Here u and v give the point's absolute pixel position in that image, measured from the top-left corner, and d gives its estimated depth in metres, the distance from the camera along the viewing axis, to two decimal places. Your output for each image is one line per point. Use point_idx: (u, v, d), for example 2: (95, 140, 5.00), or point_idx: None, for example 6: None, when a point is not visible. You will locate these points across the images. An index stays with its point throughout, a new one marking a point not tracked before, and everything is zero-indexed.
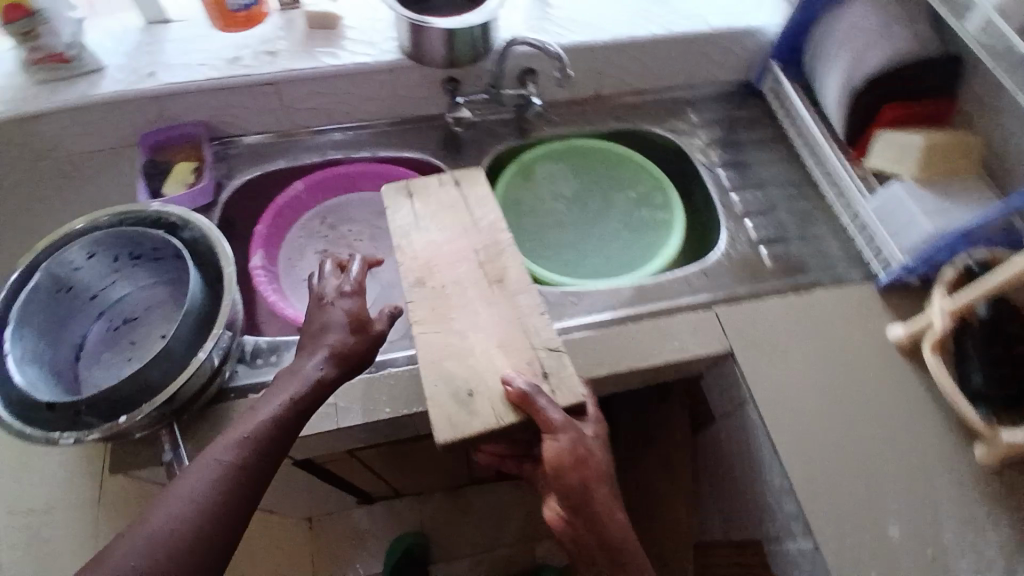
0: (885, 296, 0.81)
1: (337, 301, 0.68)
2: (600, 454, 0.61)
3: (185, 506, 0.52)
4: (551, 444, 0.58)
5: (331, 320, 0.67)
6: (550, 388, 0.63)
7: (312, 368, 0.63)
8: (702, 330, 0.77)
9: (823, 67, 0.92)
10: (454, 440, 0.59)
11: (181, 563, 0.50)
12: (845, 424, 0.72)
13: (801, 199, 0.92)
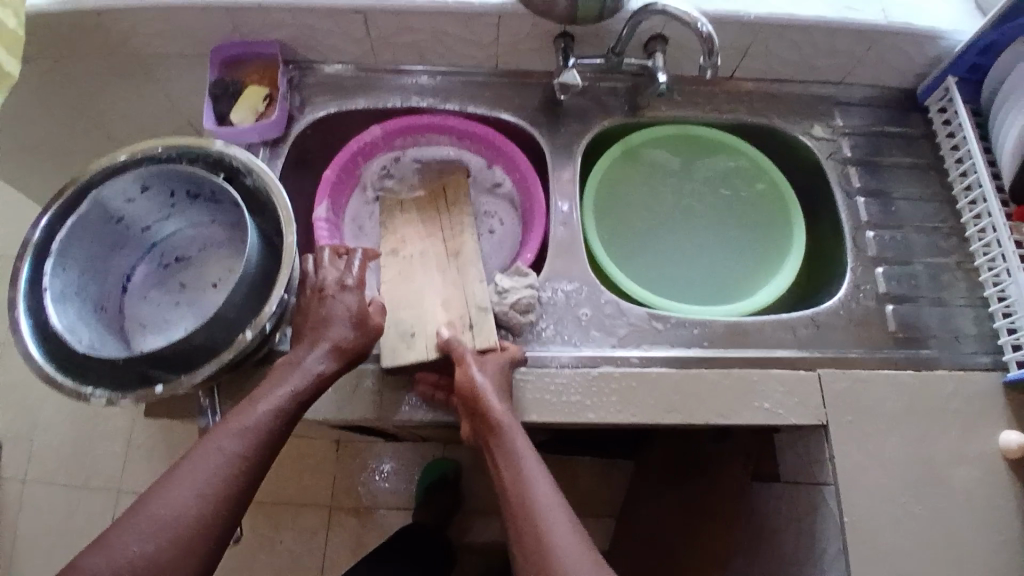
0: (1011, 393, 0.71)
1: (338, 295, 0.65)
2: (505, 383, 0.65)
3: (189, 500, 0.53)
4: (458, 369, 0.64)
5: (331, 314, 0.64)
6: (470, 337, 0.68)
7: (313, 363, 0.61)
8: (799, 393, 0.68)
9: (1006, 103, 0.76)
10: (393, 366, 0.67)
11: (186, 548, 0.52)
12: (928, 536, 0.65)
13: (942, 253, 0.79)
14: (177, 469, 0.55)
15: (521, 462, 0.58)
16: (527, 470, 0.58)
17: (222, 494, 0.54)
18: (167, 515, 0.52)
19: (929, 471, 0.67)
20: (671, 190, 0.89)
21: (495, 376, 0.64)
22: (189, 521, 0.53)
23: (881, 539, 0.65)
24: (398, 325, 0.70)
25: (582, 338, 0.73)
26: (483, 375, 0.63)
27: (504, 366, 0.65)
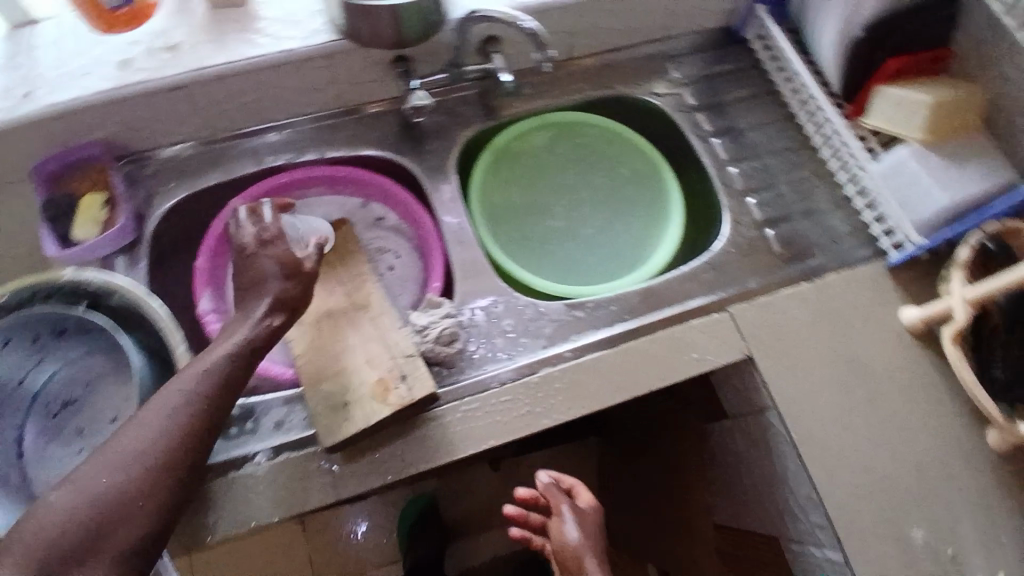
0: (894, 274, 0.79)
1: (265, 250, 0.67)
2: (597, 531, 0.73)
3: (151, 441, 0.56)
4: (555, 521, 0.71)
5: (262, 269, 0.66)
6: (404, 387, 0.66)
7: (259, 315, 0.64)
8: (720, 336, 0.73)
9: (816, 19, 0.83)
10: (336, 443, 0.64)
11: (154, 477, 0.56)
12: (862, 424, 0.72)
13: (799, 167, 0.87)
14: (141, 411, 0.58)
15: None
16: None
17: (183, 438, 0.57)
18: (134, 451, 0.56)
19: (849, 365, 0.74)
20: (557, 184, 0.91)
21: (585, 529, 0.72)
22: (151, 461, 0.56)
23: (830, 438, 0.71)
24: (324, 399, 0.66)
25: (514, 347, 0.73)
26: (576, 530, 0.71)
27: (592, 520, 0.73)
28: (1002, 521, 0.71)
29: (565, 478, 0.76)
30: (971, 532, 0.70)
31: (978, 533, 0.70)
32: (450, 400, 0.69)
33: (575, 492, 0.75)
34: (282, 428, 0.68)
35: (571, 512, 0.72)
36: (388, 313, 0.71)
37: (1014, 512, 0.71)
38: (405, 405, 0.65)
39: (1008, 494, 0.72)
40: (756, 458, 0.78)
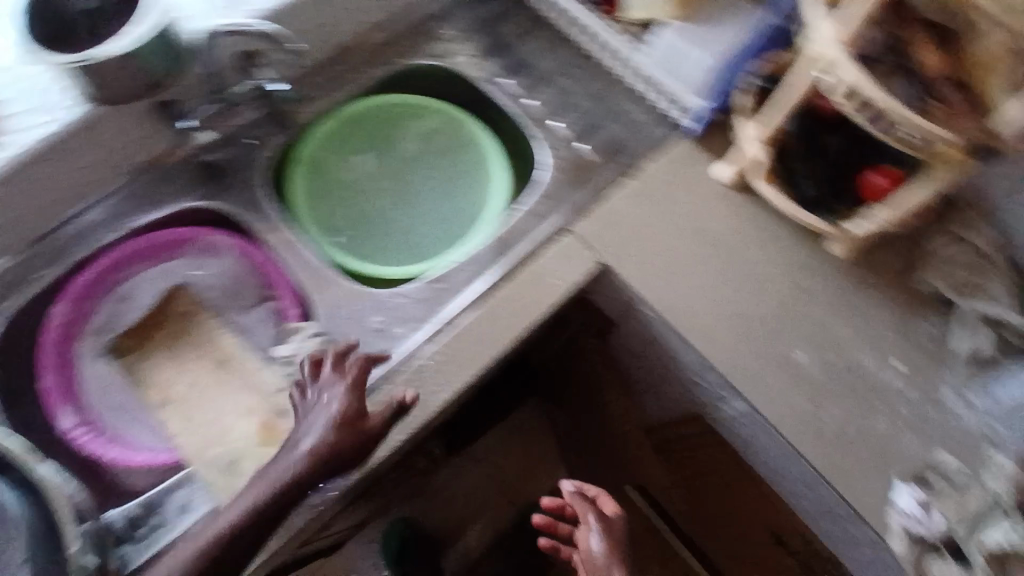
0: (701, 141, 0.86)
1: (324, 403, 0.64)
2: (620, 536, 0.77)
3: (230, 520, 0.60)
4: (581, 530, 0.77)
5: (317, 420, 0.64)
6: None
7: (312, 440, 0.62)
8: (572, 255, 0.77)
9: None
10: (241, 498, 0.64)
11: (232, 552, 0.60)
12: (723, 281, 0.78)
13: (589, 77, 0.93)
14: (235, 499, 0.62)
15: None
16: None
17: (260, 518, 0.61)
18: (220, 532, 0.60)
19: (692, 236, 0.80)
20: (388, 178, 0.92)
21: (611, 540, 0.77)
22: (230, 536, 0.60)
23: (698, 305, 0.77)
24: None
25: (390, 342, 0.74)
26: (602, 542, 0.76)
27: (617, 529, 0.77)
28: (865, 317, 0.79)
29: (589, 486, 0.80)
30: (851, 338, 0.78)
31: (851, 334, 0.78)
32: None
33: (601, 502, 0.79)
34: (192, 504, 0.66)
35: (597, 522, 0.77)
36: None
37: (871, 305, 0.80)
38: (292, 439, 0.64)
39: (861, 291, 0.80)
40: (644, 346, 0.84)
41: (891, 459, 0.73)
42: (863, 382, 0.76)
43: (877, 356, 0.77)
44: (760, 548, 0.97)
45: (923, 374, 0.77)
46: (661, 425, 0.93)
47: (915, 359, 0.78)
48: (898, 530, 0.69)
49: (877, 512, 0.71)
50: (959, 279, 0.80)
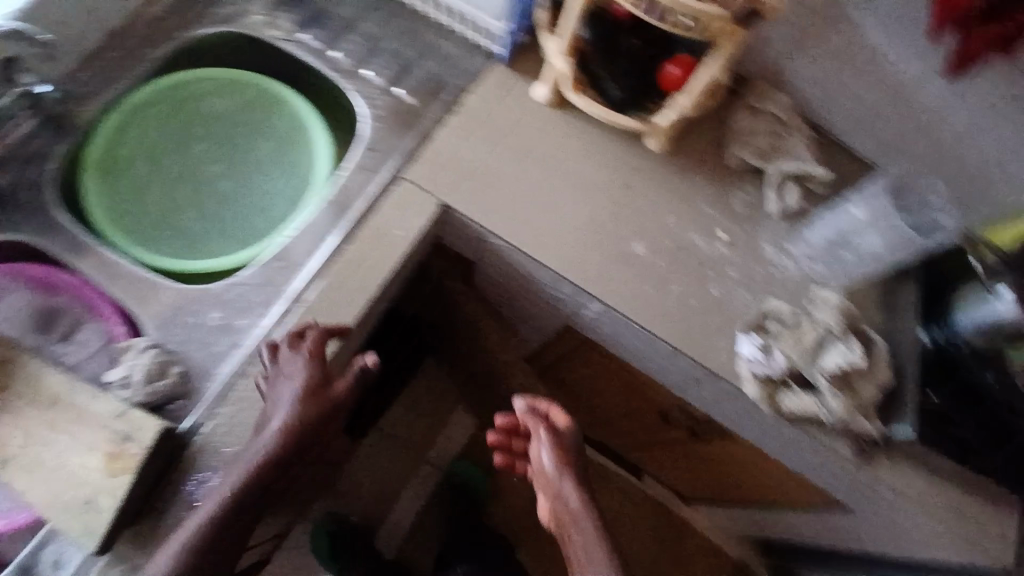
0: (514, 66, 0.89)
1: (286, 378, 0.65)
2: (571, 450, 0.77)
3: (212, 509, 0.61)
4: (533, 444, 0.77)
5: (280, 396, 0.65)
6: (132, 447, 0.62)
7: (282, 414, 0.64)
8: (409, 203, 0.77)
9: None
10: (104, 539, 0.61)
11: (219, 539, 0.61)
12: (558, 195, 0.83)
13: (392, 20, 0.92)
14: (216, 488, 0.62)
15: (585, 539, 0.71)
16: (585, 537, 0.71)
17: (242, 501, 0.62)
18: (204, 520, 0.60)
19: (522, 160, 0.83)
20: (204, 170, 0.88)
21: (562, 450, 0.77)
22: (211, 526, 0.60)
23: (537, 224, 0.81)
24: (69, 505, 0.62)
25: (236, 336, 0.71)
26: (553, 454, 0.76)
27: (569, 442, 0.77)
28: (685, 198, 0.88)
29: (541, 402, 0.80)
30: (678, 221, 0.86)
31: (676, 214, 0.87)
32: (205, 423, 0.67)
33: (553, 418, 0.79)
34: (64, 560, 0.63)
35: (549, 436, 0.77)
36: (80, 392, 0.66)
37: (688, 185, 0.89)
38: (145, 457, 0.62)
39: (677, 176, 0.89)
40: (506, 276, 0.85)
41: (732, 316, 0.82)
42: (695, 258, 0.85)
43: (702, 233, 0.86)
44: (647, 429, 1.09)
45: (741, 240, 0.88)
46: (545, 346, 1.00)
47: (733, 228, 0.88)
48: (749, 375, 0.78)
49: (729, 365, 0.79)
50: (762, 145, 0.92)
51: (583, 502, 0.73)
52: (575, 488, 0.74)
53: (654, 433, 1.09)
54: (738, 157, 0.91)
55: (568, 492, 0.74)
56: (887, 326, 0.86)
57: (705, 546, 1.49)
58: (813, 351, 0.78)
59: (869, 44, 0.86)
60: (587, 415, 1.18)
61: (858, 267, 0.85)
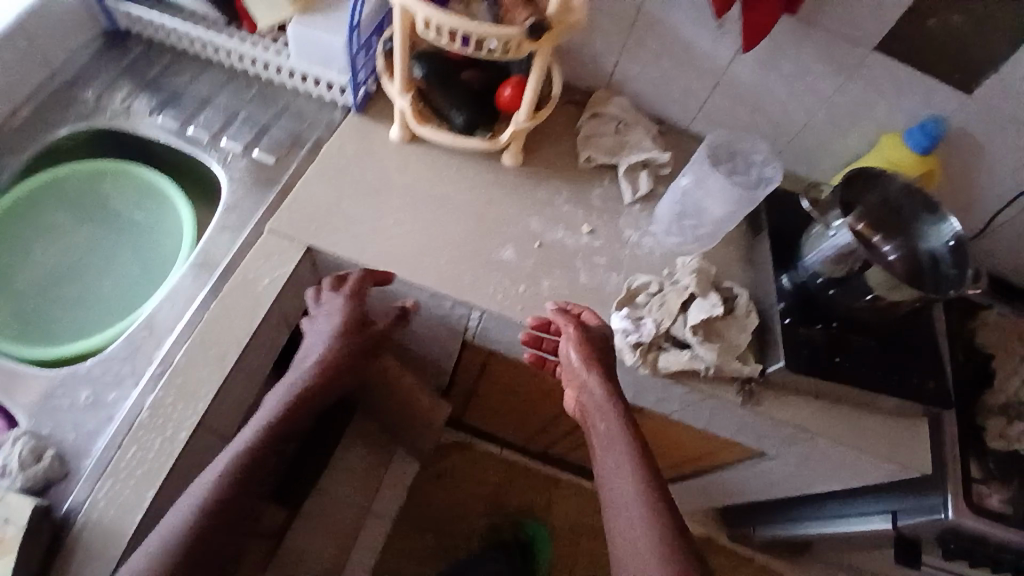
0: (367, 113, 0.96)
1: (328, 310, 0.81)
2: (597, 349, 0.79)
3: (257, 429, 0.75)
4: (561, 341, 0.80)
5: (323, 327, 0.81)
6: (11, 527, 0.66)
7: (318, 343, 0.81)
8: (271, 253, 0.83)
9: None
10: None
11: (260, 455, 0.73)
12: (423, 219, 0.90)
13: (245, 90, 0.99)
14: (264, 411, 0.77)
15: (607, 426, 0.77)
16: (609, 423, 0.77)
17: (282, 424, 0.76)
18: (251, 436, 0.74)
19: (383, 195, 0.91)
20: (68, 257, 0.90)
21: (587, 349, 0.79)
22: (256, 445, 0.73)
23: (398, 249, 0.87)
24: None
25: (108, 410, 0.77)
26: (578, 351, 0.79)
27: (594, 340, 0.79)
28: (544, 201, 0.96)
29: (572, 305, 0.83)
30: (541, 223, 0.93)
31: (537, 216, 0.94)
32: (86, 497, 0.71)
33: (583, 318, 0.82)
34: None
35: (577, 335, 0.79)
36: None
37: (545, 190, 0.97)
38: (20, 539, 0.65)
39: (534, 184, 0.97)
40: (388, 297, 0.91)
41: (605, 296, 0.89)
42: (562, 253, 0.91)
43: (566, 230, 0.93)
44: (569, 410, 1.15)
45: (604, 230, 0.95)
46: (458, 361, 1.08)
47: (597, 220, 0.96)
48: (624, 346, 0.84)
49: None
50: (608, 145, 1.00)
51: (610, 403, 0.77)
52: (602, 383, 0.78)
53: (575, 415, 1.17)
54: (589, 156, 0.99)
55: (595, 387, 0.78)
56: (751, 277, 0.94)
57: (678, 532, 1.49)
58: (679, 313, 0.85)
59: (680, 39, 0.95)
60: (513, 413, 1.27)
61: (711, 234, 0.94)
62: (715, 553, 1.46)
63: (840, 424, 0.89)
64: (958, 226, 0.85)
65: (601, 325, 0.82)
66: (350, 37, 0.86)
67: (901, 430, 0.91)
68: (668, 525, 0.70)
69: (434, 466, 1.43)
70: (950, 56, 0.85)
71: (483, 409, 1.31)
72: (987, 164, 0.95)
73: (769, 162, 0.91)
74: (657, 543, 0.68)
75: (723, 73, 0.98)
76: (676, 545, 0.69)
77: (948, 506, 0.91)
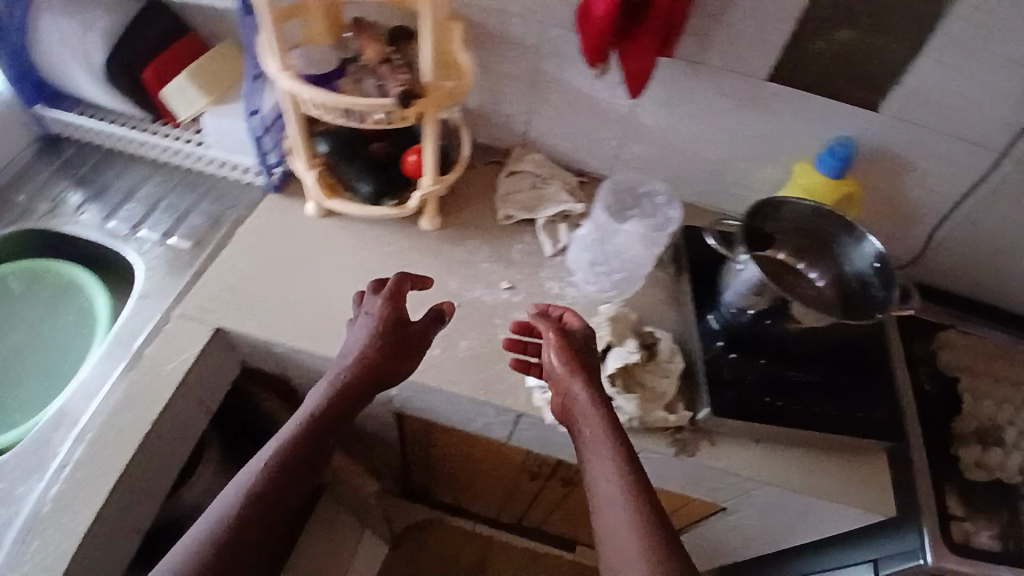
0: (284, 191, 0.98)
1: (364, 311, 0.78)
2: (575, 349, 0.73)
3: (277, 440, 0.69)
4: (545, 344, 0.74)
5: (360, 329, 0.77)
6: None
7: (352, 345, 0.76)
8: (180, 337, 0.83)
9: (73, 83, 1.01)
10: None
11: (278, 471, 0.67)
12: (337, 291, 0.90)
13: (168, 178, 1.02)
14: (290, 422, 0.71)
15: (590, 429, 0.68)
16: (590, 425, 0.68)
17: (303, 434, 0.70)
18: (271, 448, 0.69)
19: (298, 270, 0.91)
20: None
21: (569, 350, 0.73)
22: (274, 461, 0.68)
23: (311, 322, 0.86)
24: None
25: (13, 506, 0.74)
26: (557, 355, 0.73)
27: (575, 342, 0.74)
28: (463, 259, 0.95)
29: (553, 308, 0.78)
30: (459, 282, 0.92)
31: (455, 275, 0.93)
32: None
33: (565, 321, 0.77)
34: None
35: (557, 338, 0.74)
36: None
37: (464, 249, 0.96)
38: None
39: (453, 244, 0.96)
40: (308, 373, 0.89)
41: None
42: (480, 310, 0.89)
43: (485, 286, 0.91)
44: (519, 476, 1.06)
45: (526, 283, 0.93)
46: (398, 434, 1.04)
47: (517, 274, 0.94)
48: (544, 404, 0.80)
49: (527, 401, 0.81)
50: (525, 200, 1.01)
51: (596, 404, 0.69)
52: (584, 387, 0.71)
53: (530, 480, 1.06)
54: (507, 214, 0.99)
55: (575, 391, 0.70)
56: (681, 319, 0.91)
57: None
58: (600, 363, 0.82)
59: (582, 92, 0.98)
60: (473, 488, 1.20)
61: (632, 283, 0.91)
62: None
63: (791, 468, 0.81)
64: (879, 245, 0.81)
65: (583, 328, 0.77)
66: (248, 120, 0.88)
67: (865, 467, 0.83)
68: (662, 537, 0.60)
69: (404, 547, 1.31)
70: (837, 76, 0.86)
71: (443, 483, 1.21)
72: (909, 179, 0.92)
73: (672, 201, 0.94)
74: (649, 551, 0.59)
75: (629, 120, 0.99)
76: (670, 554, 0.59)
77: (926, 549, 0.82)
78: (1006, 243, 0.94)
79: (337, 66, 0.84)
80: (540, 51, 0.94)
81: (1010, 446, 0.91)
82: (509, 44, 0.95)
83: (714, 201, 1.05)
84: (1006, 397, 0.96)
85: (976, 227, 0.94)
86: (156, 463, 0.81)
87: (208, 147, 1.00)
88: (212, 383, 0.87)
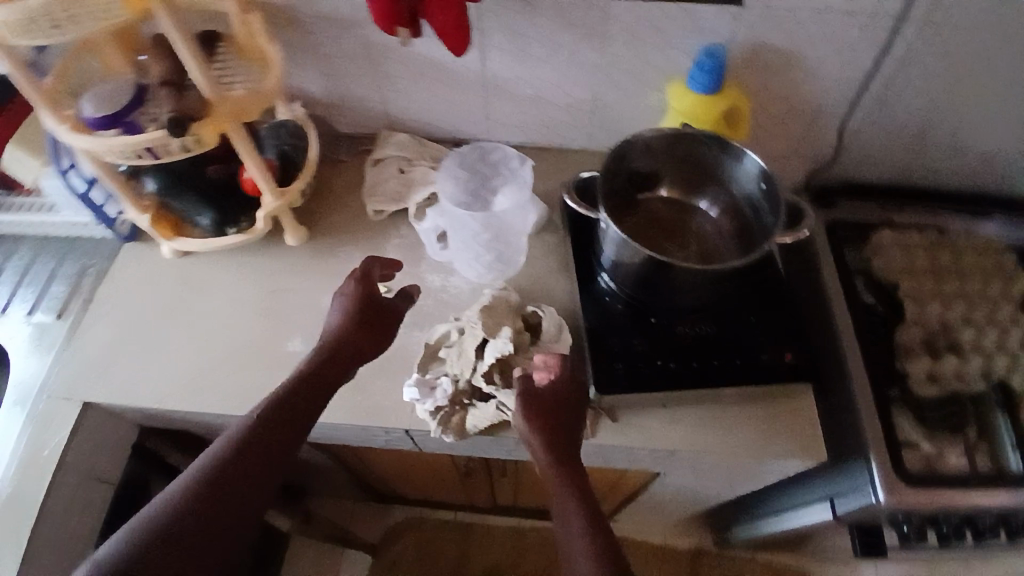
0: (140, 238, 0.91)
1: (340, 287, 0.76)
2: (546, 407, 0.68)
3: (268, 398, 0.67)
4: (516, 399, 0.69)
5: (336, 303, 0.75)
6: None
7: (332, 316, 0.74)
8: (52, 421, 0.79)
9: None
10: None
11: (266, 425, 0.65)
12: (199, 334, 0.83)
13: (25, 251, 0.96)
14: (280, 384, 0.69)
15: (562, 496, 0.64)
16: (564, 494, 0.64)
17: (295, 390, 0.68)
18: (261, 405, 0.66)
19: (159, 320, 0.85)
20: None
21: (542, 411, 0.67)
22: (265, 414, 0.65)
23: (177, 377, 0.80)
24: None
25: None
26: (525, 420, 0.67)
27: (547, 402, 0.68)
28: (334, 269, 0.87)
29: (544, 357, 0.72)
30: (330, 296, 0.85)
31: (326, 290, 0.86)
32: None
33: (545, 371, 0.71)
34: None
35: (527, 399, 0.68)
36: None
37: (334, 258, 0.88)
38: None
39: (322, 255, 0.89)
40: (196, 427, 0.84)
41: (405, 360, 0.79)
42: None
43: None
44: (458, 475, 1.02)
45: (403, 282, 0.85)
46: (326, 460, 1.01)
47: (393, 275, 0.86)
48: (426, 416, 0.73)
49: (412, 415, 0.75)
50: (393, 189, 0.92)
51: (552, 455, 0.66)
52: (549, 449, 0.66)
53: (466, 477, 1.02)
54: (375, 209, 0.91)
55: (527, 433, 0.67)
56: (572, 287, 0.83)
57: (654, 552, 1.36)
58: (480, 360, 0.75)
59: (422, 56, 0.87)
60: (429, 489, 1.17)
61: (516, 255, 0.85)
62: (706, 564, 1.35)
63: (708, 431, 0.74)
64: (761, 163, 0.71)
65: (562, 378, 0.70)
66: (63, 177, 0.83)
67: (788, 409, 0.76)
68: None
69: (387, 552, 1.30)
70: None
71: (401, 488, 1.17)
72: (803, 73, 0.80)
73: (525, 160, 0.86)
74: None
75: (483, 75, 0.88)
76: None
77: (877, 485, 0.73)
78: (926, 112, 0.83)
79: (133, 92, 0.72)
80: (360, 22, 0.83)
81: (967, 351, 0.82)
82: (325, 21, 0.84)
83: (600, 141, 0.96)
84: (956, 291, 0.86)
85: (890, 104, 0.83)
86: (56, 549, 0.78)
87: (60, 211, 0.94)
88: (102, 457, 0.83)
